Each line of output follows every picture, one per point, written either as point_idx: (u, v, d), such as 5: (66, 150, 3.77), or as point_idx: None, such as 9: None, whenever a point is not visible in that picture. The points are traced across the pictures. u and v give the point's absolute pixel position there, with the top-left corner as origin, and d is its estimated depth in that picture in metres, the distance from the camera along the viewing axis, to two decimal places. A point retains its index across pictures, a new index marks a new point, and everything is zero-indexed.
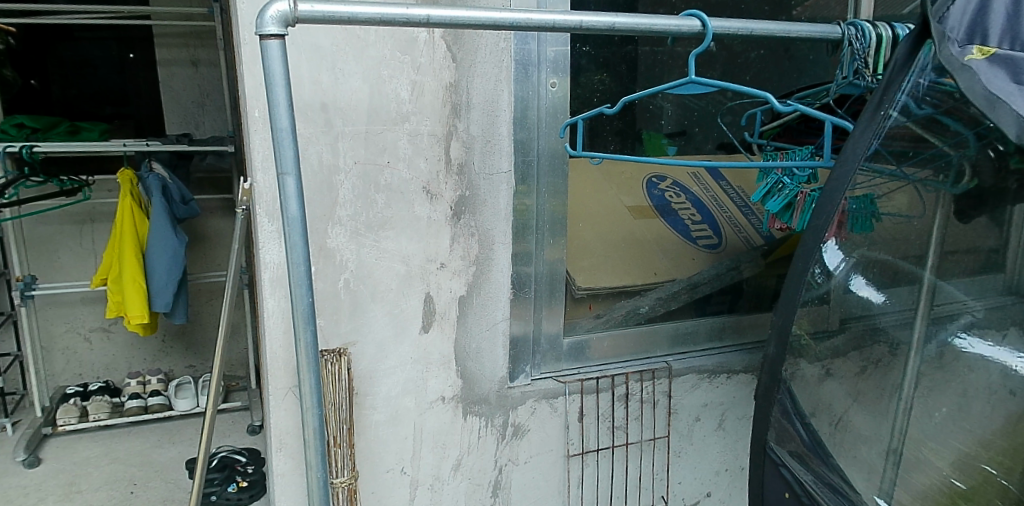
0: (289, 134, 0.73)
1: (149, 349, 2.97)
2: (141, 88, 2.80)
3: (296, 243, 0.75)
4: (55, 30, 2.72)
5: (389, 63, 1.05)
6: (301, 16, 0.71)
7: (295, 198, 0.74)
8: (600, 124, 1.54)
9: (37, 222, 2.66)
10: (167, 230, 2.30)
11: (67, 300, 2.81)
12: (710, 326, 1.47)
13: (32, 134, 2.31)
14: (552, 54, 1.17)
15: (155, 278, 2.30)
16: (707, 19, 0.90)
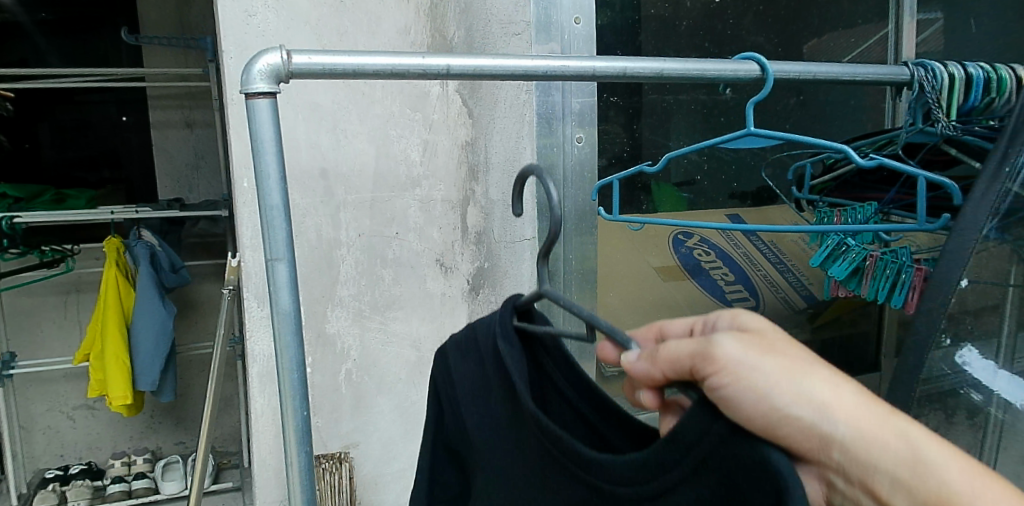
0: (282, 213, 0.59)
1: (135, 426, 2.76)
2: (134, 150, 2.70)
3: (288, 345, 0.61)
4: (55, 94, 2.63)
5: (397, 120, 1.03)
6: (296, 69, 0.57)
7: (287, 289, 0.60)
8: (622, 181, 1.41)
9: (19, 294, 2.50)
10: (153, 301, 2.14)
11: (48, 377, 2.61)
12: None
13: (15, 203, 2.17)
14: (577, 106, 1.03)
15: (139, 354, 2.13)
16: (767, 62, 0.78)
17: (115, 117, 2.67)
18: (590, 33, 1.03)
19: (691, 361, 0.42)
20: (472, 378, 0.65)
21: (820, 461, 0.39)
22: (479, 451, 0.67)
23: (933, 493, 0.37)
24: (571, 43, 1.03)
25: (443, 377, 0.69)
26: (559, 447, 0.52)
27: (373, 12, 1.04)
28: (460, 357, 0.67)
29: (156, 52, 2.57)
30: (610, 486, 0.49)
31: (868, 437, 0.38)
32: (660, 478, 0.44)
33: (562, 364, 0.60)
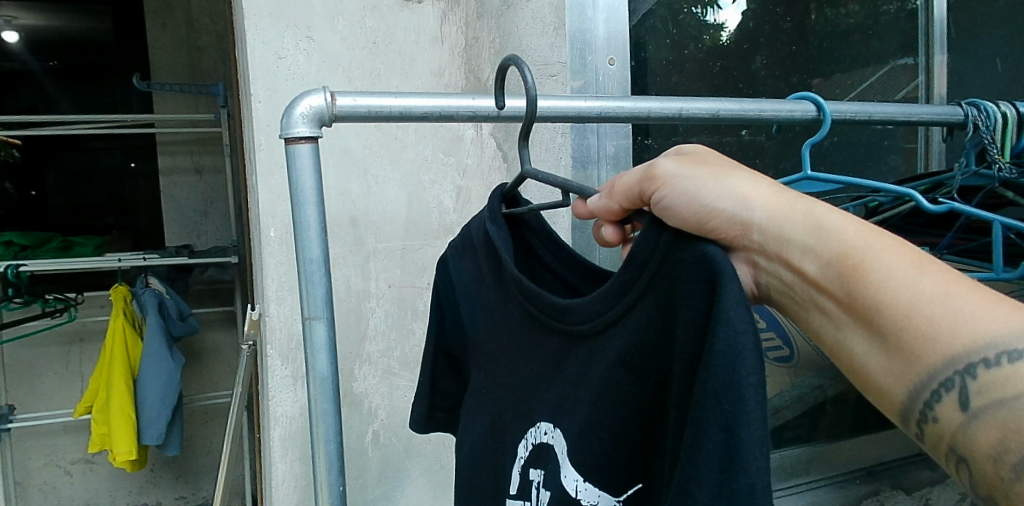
0: (321, 267, 0.53)
1: (136, 480, 2.65)
2: (141, 197, 2.67)
3: (325, 413, 0.55)
4: (63, 141, 2.65)
5: (429, 164, 0.99)
6: (341, 112, 0.53)
7: (325, 351, 0.54)
8: None
9: (20, 345, 2.42)
10: (161, 351, 2.08)
11: (48, 430, 2.51)
12: (797, 456, 1.36)
13: (20, 252, 2.11)
14: (612, 150, 1.00)
15: (145, 408, 2.06)
16: (824, 102, 0.72)
17: (123, 164, 2.68)
18: (625, 73, 0.99)
19: (637, 184, 0.48)
20: (464, 274, 0.68)
21: (744, 243, 0.44)
22: (473, 352, 0.68)
23: (844, 255, 0.41)
24: (606, 84, 0.99)
25: (444, 289, 0.70)
26: (536, 303, 0.56)
27: (408, 54, 1.02)
28: (458, 257, 0.69)
29: (166, 98, 2.55)
30: (581, 327, 0.52)
31: (786, 220, 0.43)
32: (622, 300, 0.48)
33: (548, 244, 0.64)
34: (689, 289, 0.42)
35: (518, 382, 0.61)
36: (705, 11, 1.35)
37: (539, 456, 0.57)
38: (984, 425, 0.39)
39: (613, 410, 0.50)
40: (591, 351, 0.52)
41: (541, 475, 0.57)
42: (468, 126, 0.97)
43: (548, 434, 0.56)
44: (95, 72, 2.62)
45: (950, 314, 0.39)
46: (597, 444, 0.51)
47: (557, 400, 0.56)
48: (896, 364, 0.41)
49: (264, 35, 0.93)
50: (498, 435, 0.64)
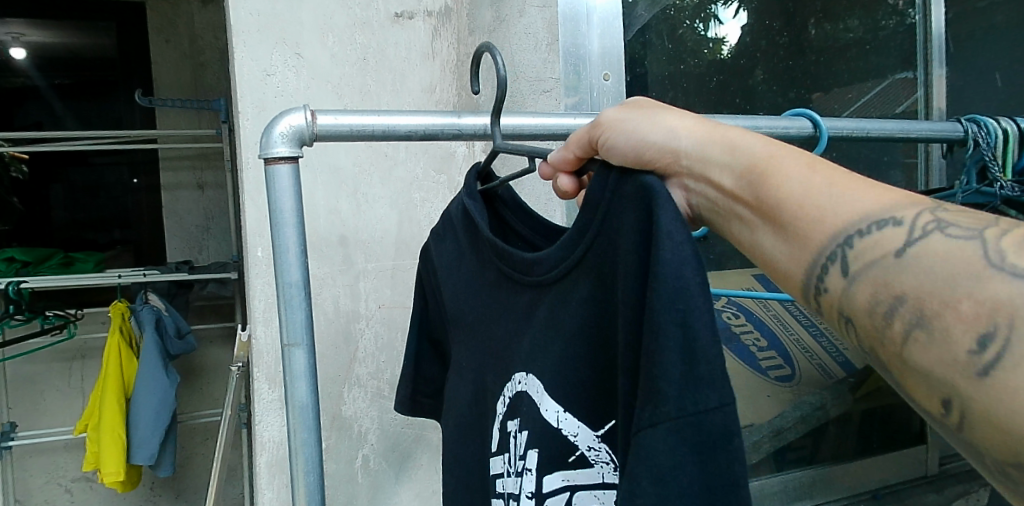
0: (301, 291, 0.52)
1: (135, 498, 2.61)
2: (144, 213, 2.67)
3: (304, 442, 0.53)
4: (69, 156, 2.67)
5: (421, 183, 0.98)
6: (322, 132, 0.51)
7: (304, 378, 0.53)
8: None
9: (22, 362, 2.41)
10: (155, 371, 2.06)
11: (49, 447, 2.46)
12: (802, 479, 1.33)
13: (22, 268, 2.08)
14: None
15: (137, 428, 2.04)
16: (820, 118, 0.71)
17: (126, 179, 2.67)
18: (620, 89, 0.99)
19: (587, 133, 0.48)
20: (447, 253, 0.66)
21: (674, 171, 0.44)
22: (450, 323, 0.66)
23: (753, 164, 0.41)
24: (600, 101, 0.98)
25: (426, 270, 0.70)
26: (507, 261, 0.56)
27: (399, 71, 0.99)
28: (437, 237, 0.68)
29: (168, 114, 2.54)
30: (548, 275, 0.52)
31: (707, 142, 0.43)
32: (580, 243, 0.48)
33: (518, 214, 0.63)
34: (634, 218, 0.42)
35: (490, 343, 0.60)
36: (706, 26, 1.32)
37: (514, 406, 0.56)
38: (861, 285, 0.37)
39: (581, 349, 0.49)
40: (557, 298, 0.51)
41: (520, 424, 0.55)
42: (460, 145, 0.98)
43: (521, 382, 0.54)
44: (98, 88, 2.61)
45: (838, 195, 0.38)
46: (569, 384, 0.50)
47: (530, 349, 0.54)
48: (798, 255, 0.39)
49: (252, 51, 0.89)
50: (482, 395, 0.62)
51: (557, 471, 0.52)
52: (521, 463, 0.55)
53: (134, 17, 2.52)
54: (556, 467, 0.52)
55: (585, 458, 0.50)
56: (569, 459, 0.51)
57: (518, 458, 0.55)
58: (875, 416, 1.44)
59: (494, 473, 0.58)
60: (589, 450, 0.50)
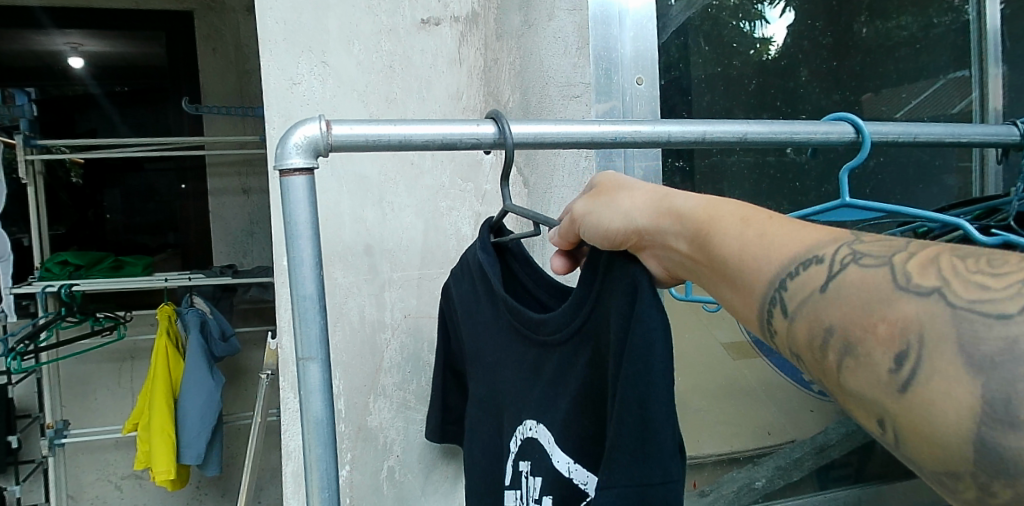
0: (316, 304, 0.51)
1: (181, 496, 2.66)
2: (191, 219, 2.74)
3: (320, 457, 0.52)
4: (126, 163, 2.76)
5: (448, 191, 0.97)
6: (336, 142, 0.50)
7: (319, 393, 0.52)
8: None
9: (76, 361, 2.50)
10: (201, 372, 2.12)
11: (100, 445, 2.55)
12: (844, 498, 1.31)
13: (75, 271, 2.17)
14: (640, 172, 0.99)
15: (186, 427, 2.10)
16: (862, 123, 0.67)
17: (175, 185, 2.75)
18: (653, 92, 1.01)
19: (567, 226, 0.54)
20: (465, 292, 0.72)
21: (640, 246, 0.48)
22: (469, 360, 0.73)
23: (700, 230, 0.45)
24: (634, 102, 1.00)
25: (449, 310, 0.77)
26: (518, 318, 0.61)
27: (424, 78, 0.96)
28: (454, 281, 0.75)
29: (214, 121, 2.61)
30: (555, 337, 0.58)
31: (659, 212, 0.48)
32: (582, 313, 0.54)
33: (527, 268, 0.66)
34: (623, 303, 0.49)
35: (505, 386, 0.66)
36: (751, 25, 1.29)
37: (525, 449, 0.63)
38: (799, 323, 0.40)
39: (588, 407, 0.56)
40: (565, 357, 0.57)
41: (529, 466, 0.63)
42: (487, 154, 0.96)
43: (532, 429, 0.62)
44: (148, 96, 2.70)
45: (764, 244, 0.43)
46: (579, 436, 0.57)
47: (543, 399, 0.61)
48: (749, 305, 0.44)
49: (279, 60, 0.90)
50: (498, 430, 0.70)
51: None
52: (532, 502, 0.62)
53: (183, 27, 2.60)
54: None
55: None
56: (579, 502, 0.58)
57: (529, 497, 0.63)
58: None
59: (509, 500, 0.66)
60: (594, 498, 0.56)
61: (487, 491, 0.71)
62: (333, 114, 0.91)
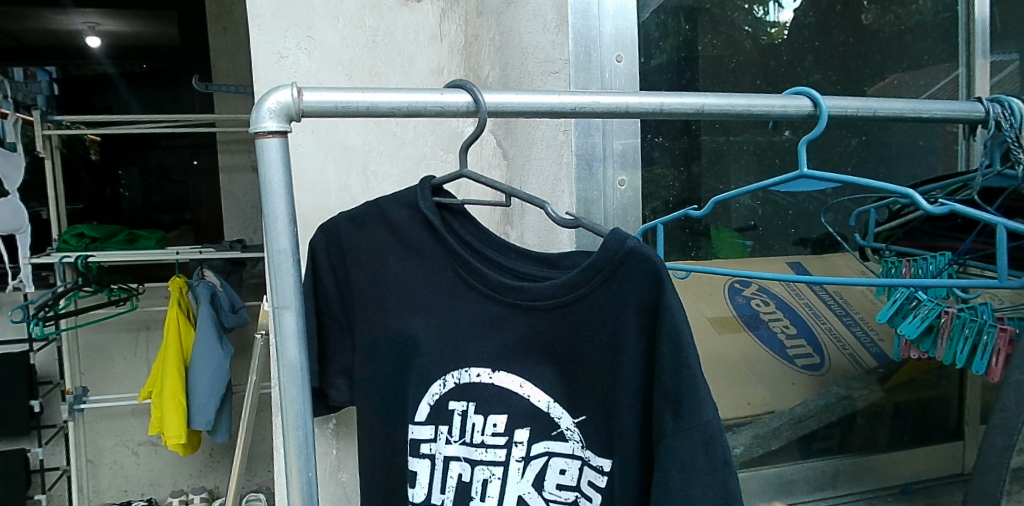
0: (292, 258, 0.56)
1: (195, 463, 2.72)
2: (203, 195, 2.81)
3: (294, 399, 0.57)
4: (142, 140, 2.82)
5: (428, 160, 1.09)
6: (308, 108, 0.55)
7: (294, 339, 0.57)
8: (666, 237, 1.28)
9: (94, 331, 2.58)
10: (212, 341, 2.20)
11: (117, 412, 2.62)
12: (823, 470, 1.30)
13: (91, 243, 2.23)
14: (619, 148, 1.05)
15: (196, 395, 2.18)
16: (820, 98, 0.70)
17: (188, 161, 2.81)
18: (633, 69, 1.02)
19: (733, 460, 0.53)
20: (382, 248, 0.75)
21: None
22: (364, 308, 0.76)
23: None
24: (614, 80, 1.00)
25: (339, 259, 0.78)
26: (481, 278, 0.69)
27: (407, 52, 1.09)
28: (355, 235, 0.77)
29: (225, 99, 2.68)
30: (529, 295, 0.67)
31: None
32: (578, 289, 0.64)
33: (465, 224, 0.74)
34: (640, 289, 0.61)
35: (433, 337, 0.72)
36: (767, 9, 1.36)
37: (466, 391, 0.71)
38: None
39: (563, 360, 0.68)
40: (541, 320, 0.68)
41: (473, 406, 0.71)
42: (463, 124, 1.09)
43: (485, 377, 0.70)
44: (163, 76, 2.77)
45: None
46: (555, 383, 0.69)
47: (500, 351, 0.70)
48: None
49: (268, 35, 1.03)
50: (400, 376, 0.75)
51: (542, 440, 0.69)
52: (485, 436, 0.70)
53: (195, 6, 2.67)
54: (540, 437, 0.69)
55: (564, 434, 0.68)
56: (550, 432, 0.69)
57: (481, 431, 0.71)
58: (908, 408, 1.38)
59: (419, 437, 0.72)
60: (567, 428, 0.68)
61: (384, 436, 0.77)
62: (318, 82, 1.04)
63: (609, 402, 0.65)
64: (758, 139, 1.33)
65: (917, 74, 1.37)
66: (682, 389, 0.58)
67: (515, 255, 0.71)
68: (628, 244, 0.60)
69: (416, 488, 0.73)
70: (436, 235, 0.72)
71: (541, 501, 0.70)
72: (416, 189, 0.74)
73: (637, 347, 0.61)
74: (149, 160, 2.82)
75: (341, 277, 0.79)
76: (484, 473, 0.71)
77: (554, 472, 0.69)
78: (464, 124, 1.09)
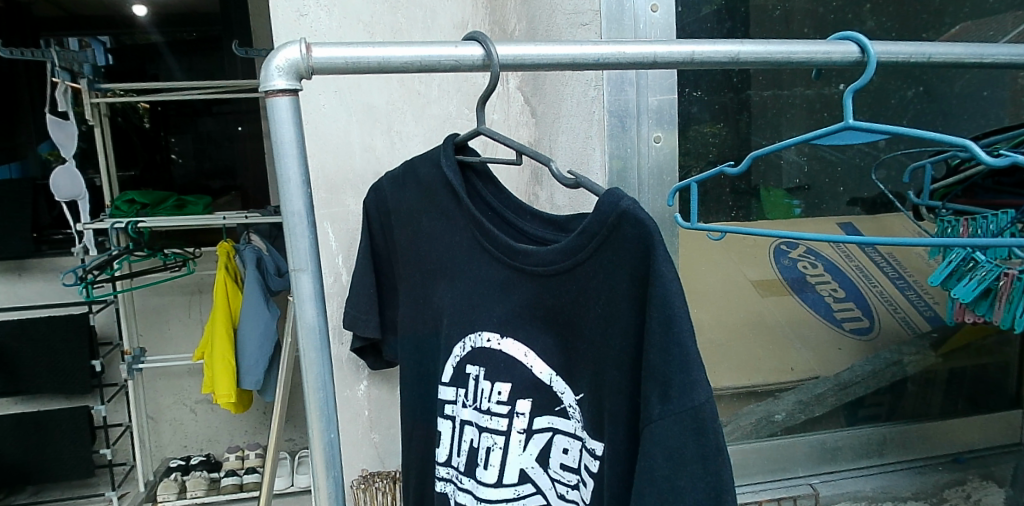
0: (305, 220, 0.55)
1: (249, 421, 2.83)
2: (248, 160, 2.87)
3: (314, 362, 0.57)
4: (185, 108, 2.85)
5: (454, 119, 1.13)
6: (317, 65, 0.54)
7: (312, 302, 0.56)
8: (703, 194, 1.24)
9: (148, 293, 2.69)
10: (259, 305, 2.26)
11: (175, 372, 2.75)
12: (869, 437, 1.25)
13: (142, 209, 2.29)
14: (655, 104, 1.00)
15: (245, 356, 2.25)
16: (868, 42, 0.64)
17: (231, 127, 2.86)
18: (668, 19, 0.98)
19: None
20: (416, 206, 0.76)
21: None
22: (403, 268, 0.80)
23: None
24: (648, 31, 0.97)
25: (384, 215, 0.82)
26: (490, 239, 0.67)
27: (430, 8, 1.09)
28: (394, 193, 0.80)
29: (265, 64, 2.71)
30: (532, 262, 0.64)
31: None
32: (575, 255, 0.60)
33: (488, 185, 0.72)
34: (634, 258, 0.56)
35: (452, 299, 0.72)
36: None
37: (479, 356, 0.70)
38: None
39: (565, 332, 0.65)
40: (543, 287, 0.65)
41: (483, 371, 0.70)
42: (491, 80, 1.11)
43: (495, 343, 0.69)
44: (208, 43, 2.81)
45: None
46: (558, 354, 0.66)
47: (508, 316, 0.68)
48: None
49: None
50: (431, 335, 0.77)
51: (545, 414, 0.67)
52: (492, 404, 0.70)
53: None
54: (544, 411, 0.67)
55: (567, 410, 0.66)
56: (554, 407, 0.67)
57: (488, 398, 0.70)
58: (960, 375, 1.31)
59: (444, 398, 0.74)
60: (570, 405, 0.66)
61: (418, 394, 0.79)
62: (339, 41, 1.05)
63: (601, 377, 0.61)
64: (807, 94, 1.25)
65: (980, 23, 1.28)
66: (672, 370, 0.53)
67: (532, 217, 0.68)
68: (622, 207, 0.56)
69: (440, 447, 0.76)
70: (452, 194, 0.71)
71: (546, 478, 0.68)
72: (440, 148, 0.72)
73: (625, 321, 0.58)
74: (198, 127, 2.87)
75: (388, 235, 0.84)
76: (488, 441, 0.70)
77: (558, 449, 0.67)
78: (487, 81, 1.12)
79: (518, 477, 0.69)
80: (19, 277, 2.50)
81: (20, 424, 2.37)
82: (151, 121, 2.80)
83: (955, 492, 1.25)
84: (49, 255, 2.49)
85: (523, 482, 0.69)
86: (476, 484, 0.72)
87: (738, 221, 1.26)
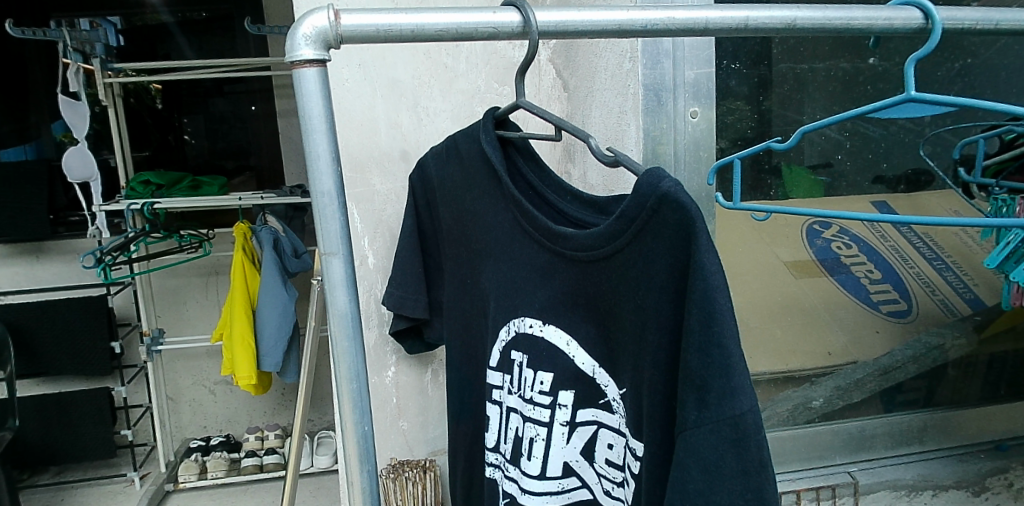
0: (336, 200, 0.52)
1: (268, 402, 2.83)
2: (263, 139, 2.84)
3: (347, 352, 0.54)
4: (195, 88, 2.80)
5: (484, 94, 1.09)
6: (348, 32, 0.50)
7: (343, 286, 0.53)
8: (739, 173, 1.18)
9: (165, 275, 2.69)
10: (277, 286, 2.23)
11: (192, 354, 2.75)
12: (910, 423, 1.21)
13: (157, 190, 2.27)
14: (692, 77, 0.96)
15: (265, 338, 2.24)
16: (932, 7, 0.58)
17: (245, 106, 2.82)
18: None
19: None
20: (457, 184, 0.73)
21: None
22: (450, 248, 0.77)
23: None
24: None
25: (429, 193, 0.80)
26: (530, 221, 0.63)
27: None
28: (437, 170, 0.77)
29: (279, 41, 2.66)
30: (570, 246, 0.60)
31: None
32: (614, 241, 0.55)
33: (529, 162, 0.68)
34: (672, 246, 0.50)
35: (496, 281, 0.69)
36: None
37: (523, 342, 0.67)
38: None
39: (605, 323, 0.60)
40: (583, 273, 0.60)
41: (526, 358, 0.67)
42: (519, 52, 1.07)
43: (537, 329, 0.65)
44: (220, 22, 2.77)
45: None
46: (599, 345, 0.61)
47: (550, 302, 0.64)
48: None
49: None
50: (478, 316, 0.75)
51: (589, 407, 0.63)
52: (535, 393, 0.67)
53: None
54: (586, 404, 0.64)
55: (610, 404, 0.61)
56: (597, 400, 0.63)
57: (531, 387, 0.67)
58: (1004, 359, 1.26)
59: (492, 383, 0.72)
60: (613, 399, 0.61)
61: None
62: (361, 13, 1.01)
63: (640, 375, 0.56)
64: (842, 67, 1.18)
65: None
66: (711, 373, 0.48)
67: (572, 198, 0.64)
68: (662, 188, 0.50)
69: (490, 432, 0.74)
70: (491, 173, 0.67)
71: (592, 472, 0.65)
72: (479, 123, 0.69)
73: (662, 315, 0.52)
74: (212, 106, 2.82)
75: (434, 213, 0.82)
76: (531, 432, 0.67)
77: (603, 444, 0.63)
78: (517, 52, 1.08)
79: (563, 470, 0.67)
80: (37, 259, 2.50)
81: (41, 404, 2.38)
82: (162, 101, 2.76)
83: (997, 480, 1.19)
84: (66, 237, 2.48)
85: (567, 475, 0.67)
86: (523, 476, 0.69)
87: (771, 198, 1.22)
